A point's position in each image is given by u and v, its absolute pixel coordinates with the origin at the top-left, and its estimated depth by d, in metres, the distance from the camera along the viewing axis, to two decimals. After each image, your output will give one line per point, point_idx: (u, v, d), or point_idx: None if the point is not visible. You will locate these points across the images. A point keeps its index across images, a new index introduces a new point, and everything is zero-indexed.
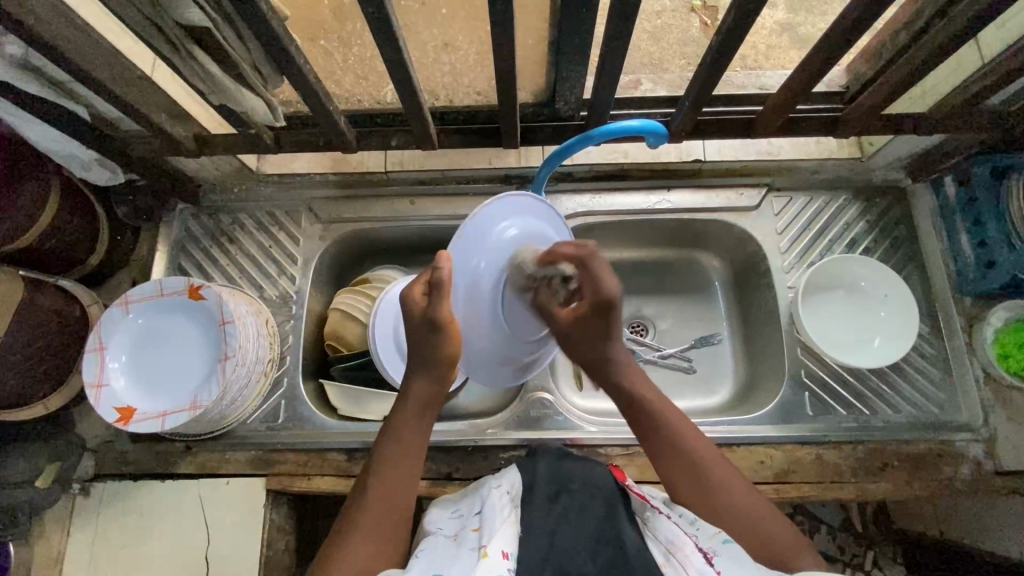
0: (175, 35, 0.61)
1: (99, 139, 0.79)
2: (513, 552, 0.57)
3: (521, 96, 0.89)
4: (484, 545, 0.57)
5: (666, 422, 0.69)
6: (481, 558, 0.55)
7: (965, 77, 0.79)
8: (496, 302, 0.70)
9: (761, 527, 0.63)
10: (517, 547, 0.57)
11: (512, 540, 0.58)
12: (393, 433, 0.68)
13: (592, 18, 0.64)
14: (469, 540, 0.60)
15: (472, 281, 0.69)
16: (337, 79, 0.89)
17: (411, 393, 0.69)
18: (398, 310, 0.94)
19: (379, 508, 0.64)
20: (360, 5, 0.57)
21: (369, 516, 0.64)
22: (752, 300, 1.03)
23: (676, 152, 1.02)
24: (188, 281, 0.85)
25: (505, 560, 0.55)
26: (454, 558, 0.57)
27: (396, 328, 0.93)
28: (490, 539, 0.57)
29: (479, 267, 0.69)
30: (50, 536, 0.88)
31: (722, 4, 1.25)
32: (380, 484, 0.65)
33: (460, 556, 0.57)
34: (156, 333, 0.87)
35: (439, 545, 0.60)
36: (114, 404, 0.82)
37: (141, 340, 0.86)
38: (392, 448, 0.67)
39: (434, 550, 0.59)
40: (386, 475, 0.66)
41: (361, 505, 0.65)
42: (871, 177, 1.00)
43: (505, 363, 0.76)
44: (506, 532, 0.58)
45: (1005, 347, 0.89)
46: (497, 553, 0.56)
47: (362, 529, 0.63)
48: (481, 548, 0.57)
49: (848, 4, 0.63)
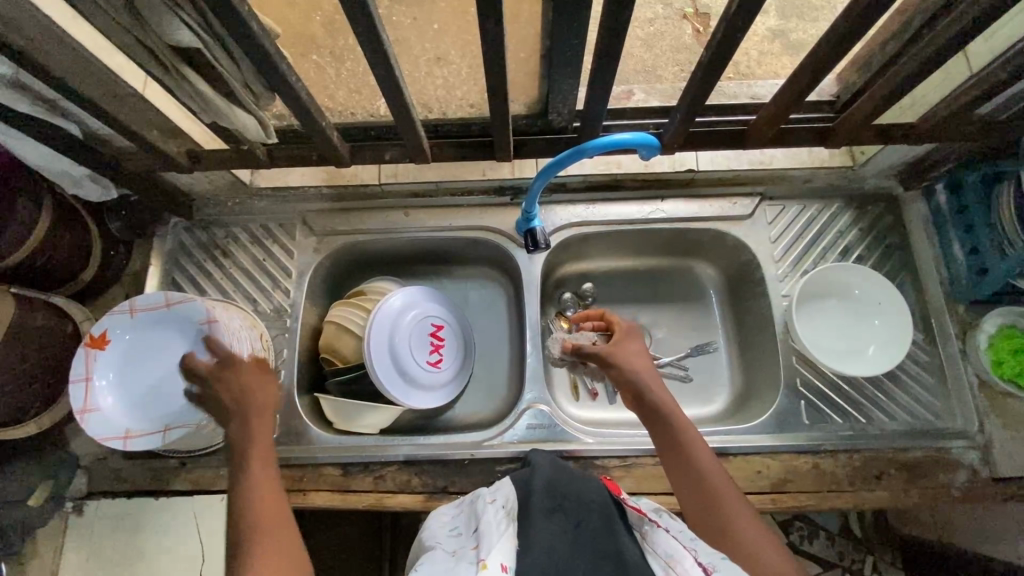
0: (164, 55, 0.60)
1: (91, 156, 0.79)
2: (513, 565, 0.56)
3: (514, 108, 0.90)
4: (484, 557, 0.57)
5: (693, 457, 0.72)
6: (480, 569, 0.55)
7: (953, 89, 0.80)
8: (390, 349, 0.94)
9: (748, 552, 0.64)
10: (518, 559, 0.57)
11: (511, 553, 0.58)
12: (246, 472, 0.71)
13: (582, 33, 0.65)
14: (467, 557, 0.60)
15: (375, 343, 0.93)
16: (331, 93, 0.96)
17: (251, 423, 0.75)
18: (393, 347, 0.95)
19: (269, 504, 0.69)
20: (350, 24, 0.57)
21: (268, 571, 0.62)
22: (746, 306, 1.03)
23: (670, 161, 1.00)
24: (97, 329, 0.82)
25: (505, 572, 0.55)
26: (454, 572, 0.57)
27: (392, 363, 0.94)
28: (489, 553, 0.57)
29: (375, 335, 0.93)
30: (43, 554, 0.87)
31: (714, 11, 1.26)
32: (260, 533, 0.65)
33: (459, 569, 0.57)
34: (126, 355, 0.84)
35: (438, 560, 0.62)
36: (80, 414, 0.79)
37: (110, 359, 0.83)
38: (244, 499, 0.69)
39: (434, 566, 0.60)
40: (259, 522, 0.66)
41: (247, 536, 0.65)
42: (863, 185, 1.01)
43: (446, 377, 1.00)
44: (504, 548, 0.58)
45: (998, 354, 0.88)
46: (496, 565, 0.56)
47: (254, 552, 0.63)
48: (480, 561, 0.57)
49: (837, 18, 0.63)
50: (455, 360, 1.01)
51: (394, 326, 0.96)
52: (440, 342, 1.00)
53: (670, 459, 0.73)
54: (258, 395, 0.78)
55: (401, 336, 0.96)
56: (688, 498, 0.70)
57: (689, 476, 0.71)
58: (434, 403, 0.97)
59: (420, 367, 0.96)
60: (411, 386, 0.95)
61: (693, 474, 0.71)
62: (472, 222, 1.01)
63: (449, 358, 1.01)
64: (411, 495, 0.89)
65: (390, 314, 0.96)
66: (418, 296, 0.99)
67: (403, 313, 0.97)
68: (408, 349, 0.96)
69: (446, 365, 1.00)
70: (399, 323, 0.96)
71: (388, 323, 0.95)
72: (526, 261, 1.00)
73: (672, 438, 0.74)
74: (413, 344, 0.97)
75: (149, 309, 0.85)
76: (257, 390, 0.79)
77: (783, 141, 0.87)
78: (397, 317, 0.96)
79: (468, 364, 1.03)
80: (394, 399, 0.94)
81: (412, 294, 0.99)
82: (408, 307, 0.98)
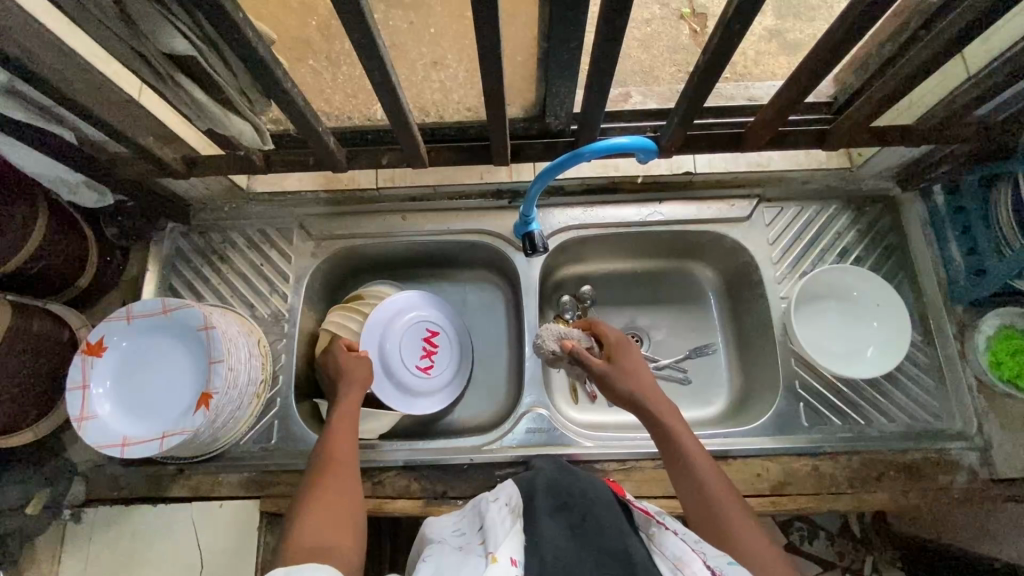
0: (159, 63, 0.60)
1: (86, 164, 0.78)
2: (522, 560, 0.57)
3: (510, 111, 0.90)
4: (493, 551, 0.57)
5: (693, 462, 0.72)
6: (490, 563, 0.55)
7: (951, 90, 0.80)
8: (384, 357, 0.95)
9: (750, 555, 0.64)
10: (526, 555, 0.57)
11: (520, 548, 0.58)
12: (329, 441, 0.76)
13: (579, 38, 0.64)
14: (475, 553, 0.60)
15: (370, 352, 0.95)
16: (328, 98, 0.96)
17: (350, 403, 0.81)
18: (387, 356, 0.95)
19: (340, 471, 0.72)
20: (346, 31, 0.56)
21: (333, 523, 0.65)
22: (743, 309, 1.03)
23: (666, 165, 1.00)
24: (96, 333, 0.83)
25: (515, 567, 0.55)
26: (463, 565, 0.58)
27: (387, 371, 0.95)
28: (500, 547, 0.58)
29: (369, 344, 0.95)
30: (42, 562, 0.86)
31: (711, 12, 1.25)
32: (318, 494, 0.69)
33: (469, 562, 0.57)
34: (128, 361, 0.84)
35: (444, 553, 0.62)
36: (79, 421, 0.79)
37: (113, 366, 0.83)
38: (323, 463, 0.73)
39: (441, 560, 0.60)
40: (325, 484, 0.70)
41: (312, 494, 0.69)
42: (861, 186, 1.01)
43: (443, 383, 1.00)
44: (513, 542, 0.58)
45: (997, 355, 0.89)
46: (506, 559, 0.56)
47: (309, 511, 0.67)
48: (490, 554, 0.57)
49: (835, 21, 0.63)
50: (454, 367, 1.01)
51: (388, 337, 0.96)
52: (433, 348, 0.99)
53: (673, 466, 0.73)
54: (362, 377, 0.85)
55: (395, 345, 0.97)
56: (688, 500, 0.70)
57: (688, 479, 0.71)
58: (430, 408, 0.98)
59: (418, 372, 0.97)
60: (408, 391, 0.97)
61: (694, 478, 0.71)
62: (470, 225, 1.01)
63: (448, 365, 1.00)
64: (411, 500, 0.89)
65: (382, 324, 0.96)
66: (413, 305, 0.99)
67: (395, 323, 0.97)
68: (405, 357, 0.97)
69: (445, 371, 1.00)
70: (392, 333, 0.97)
71: (381, 333, 0.96)
72: (524, 264, 0.99)
73: (673, 442, 0.74)
74: (410, 352, 0.98)
75: (147, 316, 0.85)
76: (358, 369, 0.86)
77: (781, 144, 0.87)
78: (389, 326, 0.97)
79: (467, 370, 1.03)
80: (394, 408, 0.96)
81: (405, 303, 0.99)
82: (405, 316, 0.98)
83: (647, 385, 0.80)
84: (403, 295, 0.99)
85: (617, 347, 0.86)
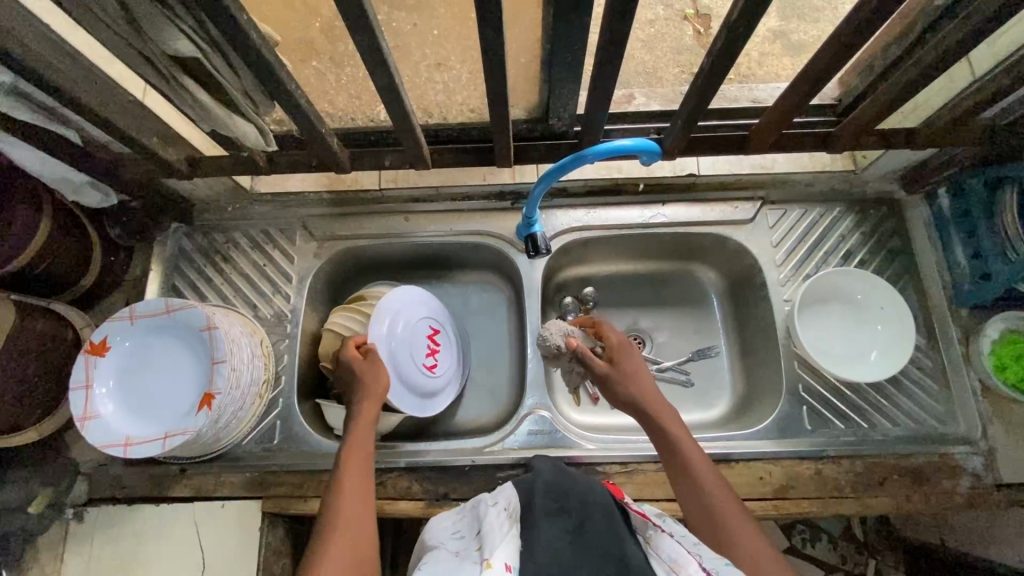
0: (163, 65, 0.60)
1: (90, 164, 0.79)
2: (517, 565, 0.57)
3: (514, 113, 0.89)
4: (488, 557, 0.57)
5: (691, 467, 0.72)
6: (484, 569, 0.56)
7: (957, 93, 0.79)
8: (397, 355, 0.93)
9: (748, 560, 0.63)
10: (521, 560, 0.57)
11: (515, 553, 0.58)
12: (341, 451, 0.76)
13: (582, 41, 0.64)
14: (472, 556, 0.60)
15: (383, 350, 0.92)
16: (331, 100, 0.96)
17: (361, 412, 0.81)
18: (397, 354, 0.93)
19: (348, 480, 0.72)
20: (349, 32, 0.56)
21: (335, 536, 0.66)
22: (747, 311, 1.03)
23: (670, 166, 1.00)
24: (99, 333, 0.83)
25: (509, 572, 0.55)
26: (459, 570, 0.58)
27: (400, 370, 0.93)
28: (494, 552, 0.58)
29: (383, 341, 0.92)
30: (45, 561, 0.87)
31: (715, 12, 1.25)
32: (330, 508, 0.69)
33: (463, 568, 0.58)
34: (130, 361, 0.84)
35: (441, 558, 0.62)
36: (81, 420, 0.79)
37: (115, 366, 0.83)
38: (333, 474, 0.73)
39: (439, 565, 0.60)
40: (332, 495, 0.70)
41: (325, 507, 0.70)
42: (865, 188, 1.00)
43: (444, 380, 0.99)
44: (507, 547, 0.59)
45: (1001, 359, 0.88)
46: (500, 564, 0.56)
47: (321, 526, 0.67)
48: (484, 561, 0.57)
49: (839, 25, 0.63)
50: (452, 366, 1.01)
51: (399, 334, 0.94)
52: (436, 346, 0.99)
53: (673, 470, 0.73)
54: (373, 383, 0.83)
55: (406, 343, 0.94)
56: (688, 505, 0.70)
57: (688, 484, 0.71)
58: (438, 406, 0.97)
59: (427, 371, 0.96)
60: (417, 391, 0.95)
61: (694, 483, 0.71)
62: (472, 226, 1.01)
63: (448, 364, 1.00)
64: (412, 502, 0.89)
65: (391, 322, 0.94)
66: (417, 303, 0.99)
67: (403, 320, 0.96)
68: (415, 355, 0.95)
69: (446, 370, 0.99)
70: (403, 330, 0.95)
71: (391, 330, 0.94)
72: (527, 265, 0.99)
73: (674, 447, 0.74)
74: (419, 351, 0.96)
75: (149, 316, 0.85)
76: (371, 376, 0.84)
77: (785, 147, 0.87)
78: (398, 324, 0.95)
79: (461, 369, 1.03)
80: (407, 409, 0.93)
81: (409, 300, 0.98)
82: (411, 313, 0.97)
83: (647, 389, 0.80)
84: (407, 293, 0.98)
85: (617, 348, 0.86)
